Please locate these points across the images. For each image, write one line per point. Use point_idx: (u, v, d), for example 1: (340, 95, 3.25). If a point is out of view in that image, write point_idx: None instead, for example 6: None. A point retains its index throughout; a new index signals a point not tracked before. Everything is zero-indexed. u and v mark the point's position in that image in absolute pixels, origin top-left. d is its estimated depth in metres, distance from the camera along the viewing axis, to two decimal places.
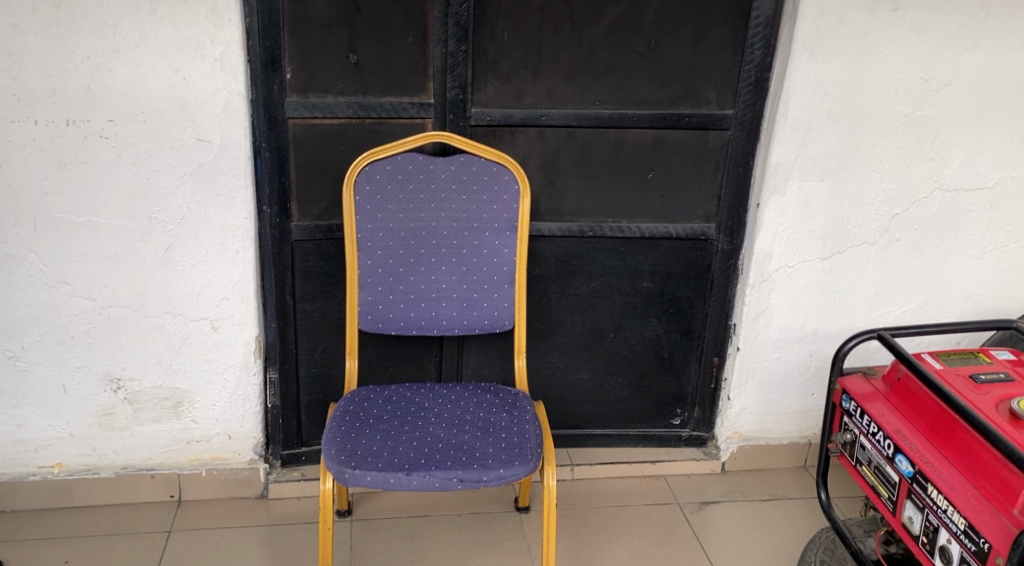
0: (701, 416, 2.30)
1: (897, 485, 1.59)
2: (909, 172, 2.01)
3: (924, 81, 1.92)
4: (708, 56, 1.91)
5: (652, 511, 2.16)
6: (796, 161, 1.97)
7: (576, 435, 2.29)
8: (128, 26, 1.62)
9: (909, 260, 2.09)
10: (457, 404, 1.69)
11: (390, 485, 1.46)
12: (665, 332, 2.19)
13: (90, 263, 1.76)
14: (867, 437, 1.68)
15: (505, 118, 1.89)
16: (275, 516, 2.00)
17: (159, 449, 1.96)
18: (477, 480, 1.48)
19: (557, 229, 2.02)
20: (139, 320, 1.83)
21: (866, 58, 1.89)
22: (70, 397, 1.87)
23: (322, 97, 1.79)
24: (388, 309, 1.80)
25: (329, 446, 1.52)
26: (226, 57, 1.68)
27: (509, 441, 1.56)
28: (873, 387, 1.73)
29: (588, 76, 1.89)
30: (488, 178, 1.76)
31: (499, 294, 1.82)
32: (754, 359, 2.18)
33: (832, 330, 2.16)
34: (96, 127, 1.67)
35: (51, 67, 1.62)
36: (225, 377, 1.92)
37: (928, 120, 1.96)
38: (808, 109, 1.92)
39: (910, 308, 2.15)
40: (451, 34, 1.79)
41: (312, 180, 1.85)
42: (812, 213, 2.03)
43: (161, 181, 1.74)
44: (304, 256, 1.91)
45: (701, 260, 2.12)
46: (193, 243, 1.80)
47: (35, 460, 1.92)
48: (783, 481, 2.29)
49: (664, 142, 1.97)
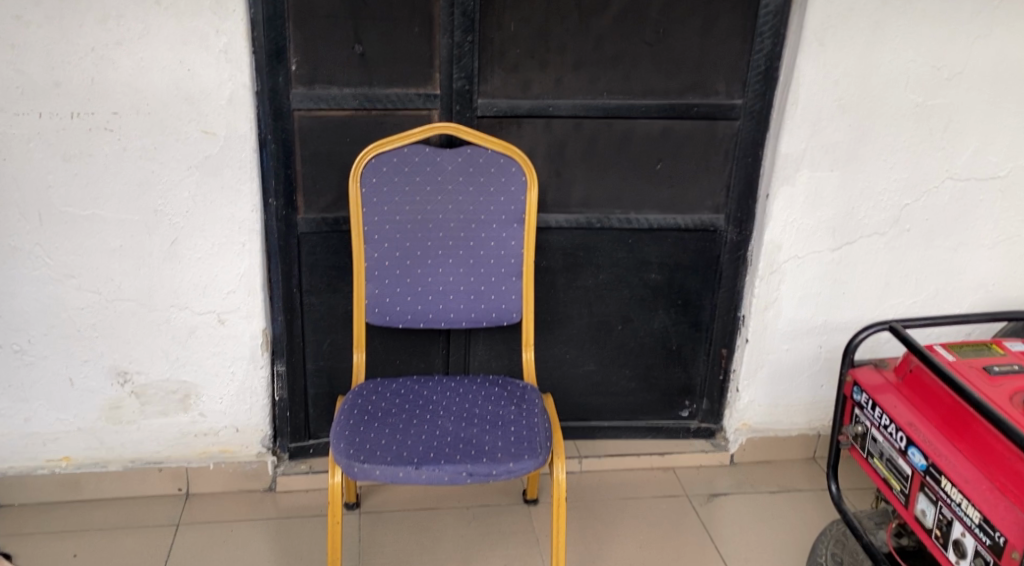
0: (710, 407, 2.29)
1: (910, 477, 1.58)
2: (921, 162, 1.98)
3: (936, 70, 1.89)
4: (717, 46, 1.89)
5: (660, 503, 2.15)
6: (806, 151, 1.95)
7: (584, 427, 2.28)
8: (132, 18, 1.61)
9: (919, 250, 2.07)
10: (466, 397, 1.68)
11: (399, 479, 1.45)
12: (673, 323, 2.18)
13: (95, 256, 1.76)
14: (879, 430, 1.66)
15: (512, 109, 1.87)
16: (284, 509, 1.99)
17: (167, 442, 1.96)
18: (486, 474, 1.46)
19: (564, 220, 2.01)
20: (145, 313, 1.83)
21: (878, 46, 1.86)
22: (77, 391, 1.86)
23: (327, 88, 1.78)
24: (395, 302, 1.79)
25: (338, 440, 1.52)
26: (231, 48, 1.66)
27: (518, 435, 1.55)
28: (885, 379, 1.72)
29: (596, 66, 1.88)
30: (495, 170, 1.75)
31: (506, 286, 1.81)
32: (763, 350, 2.16)
33: (841, 321, 2.15)
34: (101, 120, 1.66)
35: (55, 59, 1.60)
36: (232, 370, 1.92)
37: (939, 110, 1.93)
38: (818, 98, 1.90)
39: (920, 299, 2.14)
40: (457, 24, 1.77)
41: (318, 172, 1.84)
42: (822, 204, 2.01)
43: (167, 174, 1.72)
44: (311, 249, 1.90)
45: (710, 252, 2.10)
46: (199, 237, 1.79)
47: (42, 454, 1.91)
48: (792, 474, 2.28)
49: (672, 133, 1.96)
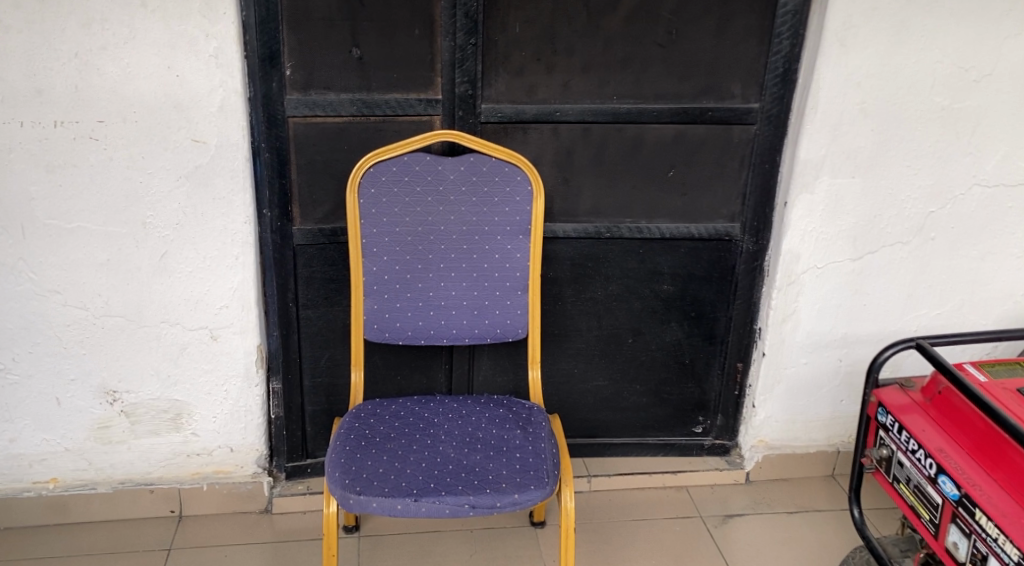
0: (724, 423, 2.20)
1: (940, 507, 1.49)
2: (947, 167, 1.89)
3: (964, 71, 1.80)
4: (733, 47, 1.80)
5: (673, 525, 2.06)
6: (826, 157, 1.85)
7: (593, 444, 2.19)
8: (117, 22, 1.53)
9: (945, 259, 1.98)
10: (469, 419, 1.59)
11: (397, 511, 1.37)
12: (686, 336, 2.09)
13: (82, 271, 1.68)
14: (906, 454, 1.57)
15: (517, 114, 1.78)
16: (281, 531, 1.91)
17: (159, 462, 1.88)
18: (490, 506, 1.38)
19: (572, 229, 1.92)
20: (135, 330, 1.75)
21: (902, 46, 1.77)
22: (64, 410, 1.79)
23: (323, 94, 1.70)
24: (395, 318, 1.70)
25: (333, 469, 1.44)
26: (222, 53, 1.58)
27: (524, 462, 1.47)
28: (911, 399, 1.62)
29: (605, 68, 1.79)
30: (499, 179, 1.66)
31: (512, 301, 1.72)
32: (780, 364, 2.07)
33: (862, 333, 2.05)
34: (85, 128, 1.58)
35: (37, 65, 1.53)
36: (226, 388, 1.84)
37: (967, 113, 1.84)
38: (839, 101, 1.80)
39: (945, 311, 2.04)
40: (459, 26, 1.69)
41: (314, 181, 1.76)
42: (842, 212, 1.91)
43: (155, 185, 1.65)
44: (307, 261, 1.82)
45: (725, 261, 2.01)
46: (190, 250, 1.71)
47: (28, 475, 1.84)
48: (811, 492, 2.19)
49: (686, 138, 1.86)
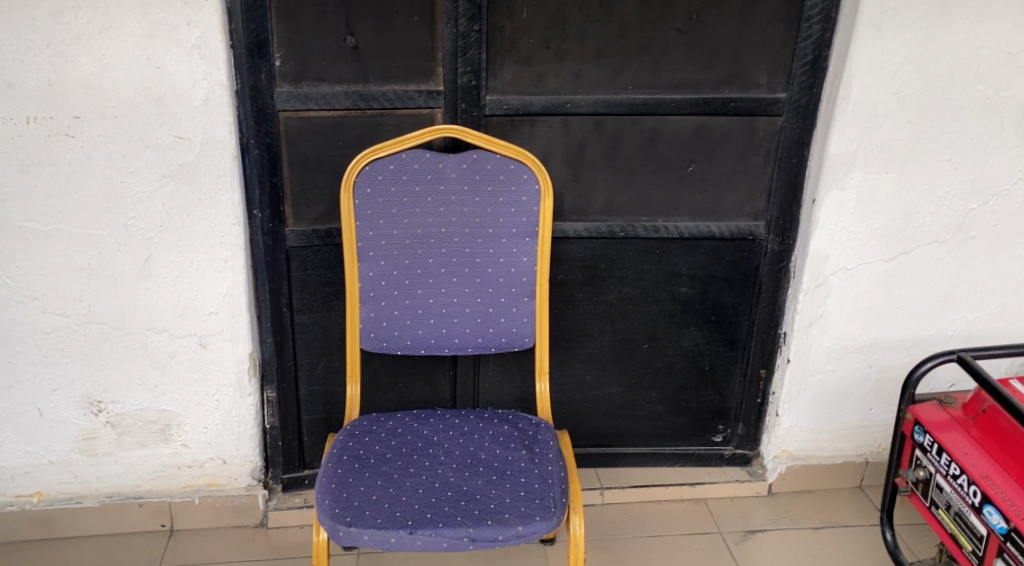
0: (745, 432, 2.08)
1: (985, 538, 1.37)
2: (990, 161, 1.74)
3: (1011, 56, 1.65)
4: (758, 32, 1.66)
5: (691, 541, 1.94)
6: (858, 150, 1.71)
7: (606, 454, 2.08)
8: (90, 9, 1.42)
9: (985, 260, 1.83)
10: (471, 437, 1.48)
11: (391, 545, 1.27)
12: (706, 341, 1.96)
13: (61, 276, 1.58)
14: (946, 478, 1.45)
15: (525, 106, 1.66)
16: (276, 546, 1.82)
17: (148, 475, 1.79)
18: (491, 540, 1.27)
19: (583, 229, 1.79)
20: (119, 338, 1.65)
21: (944, 30, 1.62)
22: (47, 421, 1.70)
23: (317, 86, 1.58)
24: (393, 326, 1.59)
25: (323, 495, 1.34)
26: (205, 42, 1.47)
27: (529, 488, 1.35)
28: (950, 416, 1.49)
29: (619, 56, 1.65)
30: (505, 177, 1.54)
31: (518, 308, 1.60)
32: (805, 371, 1.94)
33: (893, 339, 1.91)
34: (60, 125, 1.48)
35: (5, 57, 1.42)
36: (217, 398, 1.74)
37: (1013, 102, 1.69)
38: (874, 91, 1.66)
39: (985, 313, 1.89)
40: (461, 12, 1.56)
41: (308, 179, 1.65)
42: (875, 210, 1.77)
43: (137, 185, 1.54)
44: (302, 264, 1.71)
45: (748, 263, 1.87)
46: (175, 253, 1.61)
47: (12, 489, 1.76)
48: (838, 505, 2.06)
49: (707, 130, 1.73)
